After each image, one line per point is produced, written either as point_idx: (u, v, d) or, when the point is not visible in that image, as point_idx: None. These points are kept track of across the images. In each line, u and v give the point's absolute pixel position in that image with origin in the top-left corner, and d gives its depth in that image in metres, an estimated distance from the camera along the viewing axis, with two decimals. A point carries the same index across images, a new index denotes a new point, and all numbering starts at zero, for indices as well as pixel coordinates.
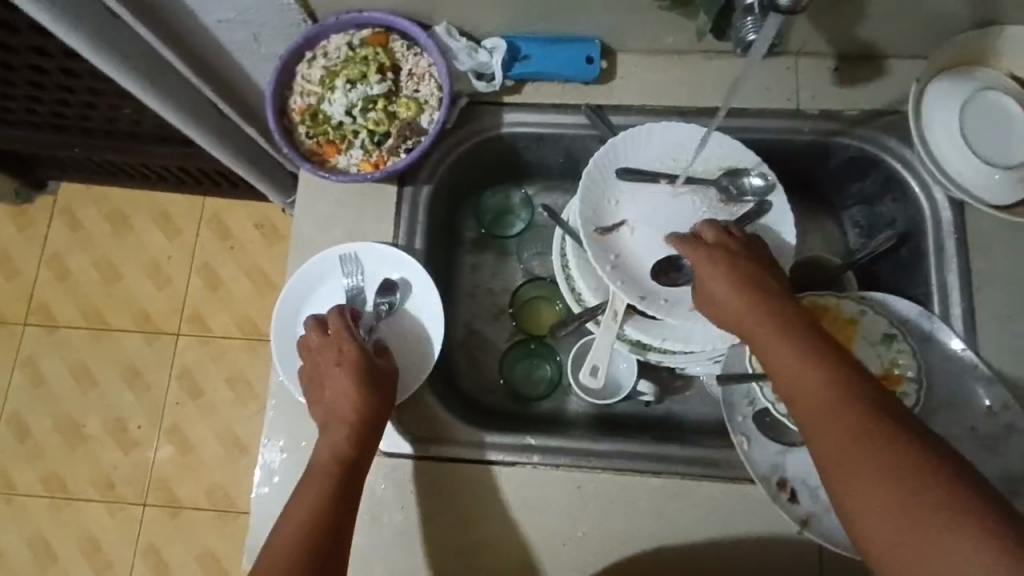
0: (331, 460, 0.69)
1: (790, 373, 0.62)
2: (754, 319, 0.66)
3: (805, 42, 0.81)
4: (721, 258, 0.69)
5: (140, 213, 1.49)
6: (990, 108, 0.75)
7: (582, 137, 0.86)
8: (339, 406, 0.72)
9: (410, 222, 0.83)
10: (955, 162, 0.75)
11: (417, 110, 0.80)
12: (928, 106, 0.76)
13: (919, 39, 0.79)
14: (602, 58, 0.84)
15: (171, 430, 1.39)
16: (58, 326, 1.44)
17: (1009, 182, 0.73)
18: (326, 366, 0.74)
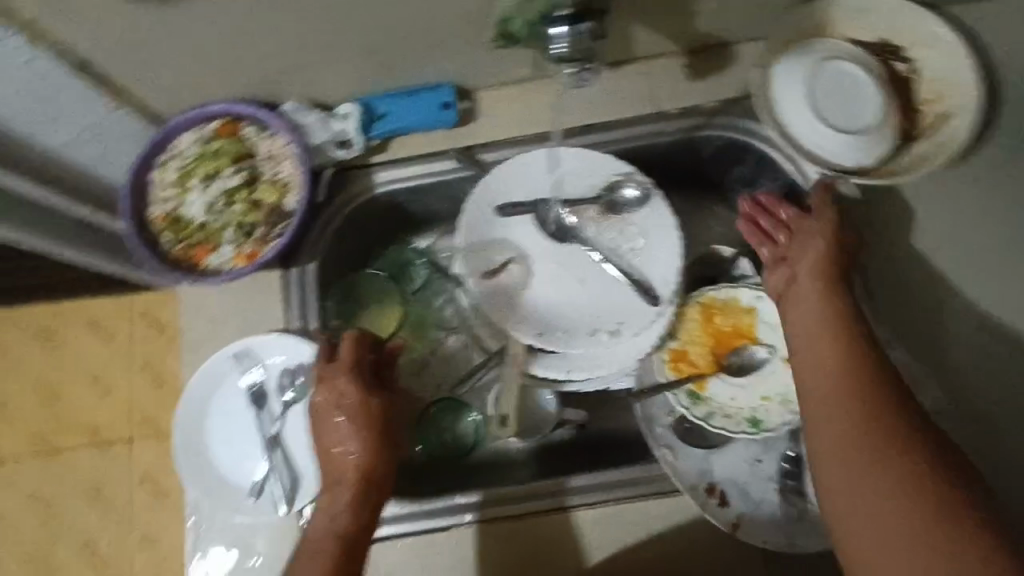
0: (330, 531, 0.66)
1: (816, 368, 0.64)
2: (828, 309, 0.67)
3: (650, 45, 0.81)
4: (823, 225, 0.73)
5: (68, 323, 1.40)
6: (834, 77, 0.77)
7: (459, 181, 0.85)
8: (341, 471, 0.69)
9: (300, 304, 0.81)
10: (813, 139, 0.78)
11: (281, 193, 0.78)
12: (776, 89, 0.78)
13: (756, 23, 0.79)
14: (459, 99, 0.84)
15: (144, 541, 1.30)
16: (6, 460, 1.36)
17: (860, 149, 0.77)
18: (329, 416, 0.71)
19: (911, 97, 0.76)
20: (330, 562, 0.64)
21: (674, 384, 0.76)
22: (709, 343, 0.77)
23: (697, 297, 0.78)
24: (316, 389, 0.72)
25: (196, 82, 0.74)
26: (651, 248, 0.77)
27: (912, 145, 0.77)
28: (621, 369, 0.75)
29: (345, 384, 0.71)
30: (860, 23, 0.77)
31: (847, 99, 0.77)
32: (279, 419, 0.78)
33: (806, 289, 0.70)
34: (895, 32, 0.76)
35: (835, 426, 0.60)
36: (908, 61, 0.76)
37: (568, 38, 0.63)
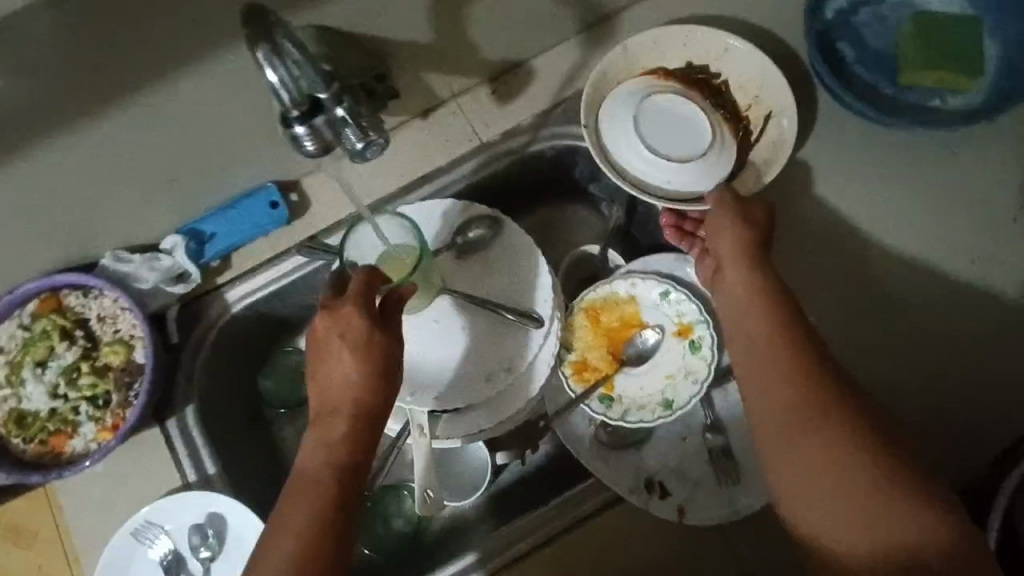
0: (323, 467, 0.61)
1: (747, 336, 0.64)
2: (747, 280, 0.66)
3: (451, 85, 0.83)
4: (727, 214, 0.69)
5: None
6: (659, 110, 0.77)
7: (317, 271, 0.82)
8: (339, 409, 0.63)
9: (189, 453, 0.76)
10: (660, 176, 0.76)
11: (126, 351, 0.73)
12: (610, 137, 0.78)
13: (538, 35, 0.83)
14: (287, 194, 0.81)
15: None
16: None
17: (713, 169, 0.76)
18: (331, 344, 0.62)
19: (732, 106, 0.81)
20: (319, 514, 0.59)
21: (585, 395, 0.76)
22: (606, 343, 0.78)
23: (578, 304, 0.79)
24: (321, 321, 0.63)
25: None
26: (516, 275, 0.78)
27: (752, 151, 0.80)
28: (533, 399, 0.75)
29: (353, 322, 0.62)
30: (657, 53, 0.82)
31: (680, 121, 0.77)
32: None
33: (730, 255, 0.68)
34: (692, 53, 0.81)
35: (769, 392, 0.60)
36: (716, 77, 0.82)
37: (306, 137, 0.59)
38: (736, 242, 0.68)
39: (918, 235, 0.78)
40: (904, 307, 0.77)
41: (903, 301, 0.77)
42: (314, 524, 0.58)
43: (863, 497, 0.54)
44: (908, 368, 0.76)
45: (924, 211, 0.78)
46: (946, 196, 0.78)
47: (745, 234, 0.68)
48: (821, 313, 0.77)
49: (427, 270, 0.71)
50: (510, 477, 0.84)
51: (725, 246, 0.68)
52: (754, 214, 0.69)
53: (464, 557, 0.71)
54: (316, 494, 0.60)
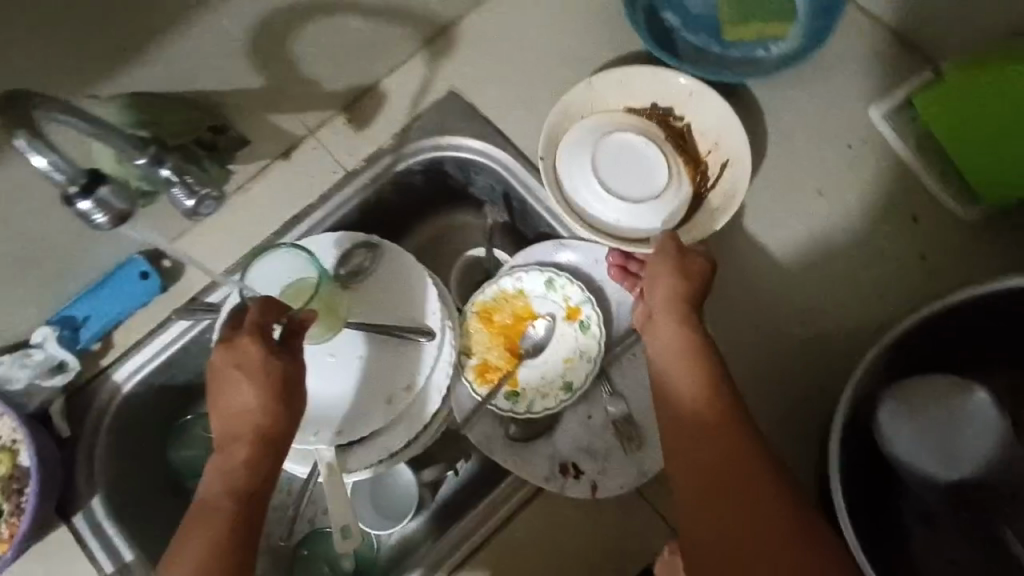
0: (225, 492, 0.61)
1: (678, 378, 0.65)
2: (681, 330, 0.67)
3: (304, 123, 0.84)
4: (660, 265, 0.70)
5: None
6: (617, 147, 0.78)
7: (206, 332, 0.81)
8: (239, 436, 0.62)
9: (104, 543, 0.73)
10: (609, 213, 0.77)
11: (8, 457, 0.70)
12: (564, 168, 0.78)
13: (379, 60, 0.85)
14: (158, 261, 0.80)
15: None
16: None
17: (665, 214, 0.77)
18: (229, 374, 0.62)
19: (691, 149, 0.82)
20: (214, 546, 0.58)
21: (489, 396, 0.77)
22: (502, 341, 0.80)
23: (470, 308, 0.80)
24: (219, 353, 0.62)
25: None
26: (401, 295, 0.79)
27: (706, 199, 0.80)
28: (433, 418, 0.76)
29: (249, 349, 0.62)
30: (621, 94, 0.82)
31: (635, 158, 0.78)
32: None
33: (666, 305, 0.68)
34: (657, 94, 0.82)
35: (693, 434, 0.63)
36: (678, 119, 0.82)
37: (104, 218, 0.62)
38: (671, 296, 0.68)
39: (776, 173, 0.81)
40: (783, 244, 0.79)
41: (780, 237, 0.79)
42: (209, 558, 0.57)
43: (750, 531, 0.57)
44: (799, 299, 0.77)
45: (778, 151, 0.82)
46: (793, 135, 0.82)
47: (678, 289, 0.68)
48: None
49: (327, 298, 0.71)
50: (448, 490, 0.84)
51: (657, 300, 0.69)
52: (689, 268, 0.69)
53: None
54: (214, 525, 0.59)
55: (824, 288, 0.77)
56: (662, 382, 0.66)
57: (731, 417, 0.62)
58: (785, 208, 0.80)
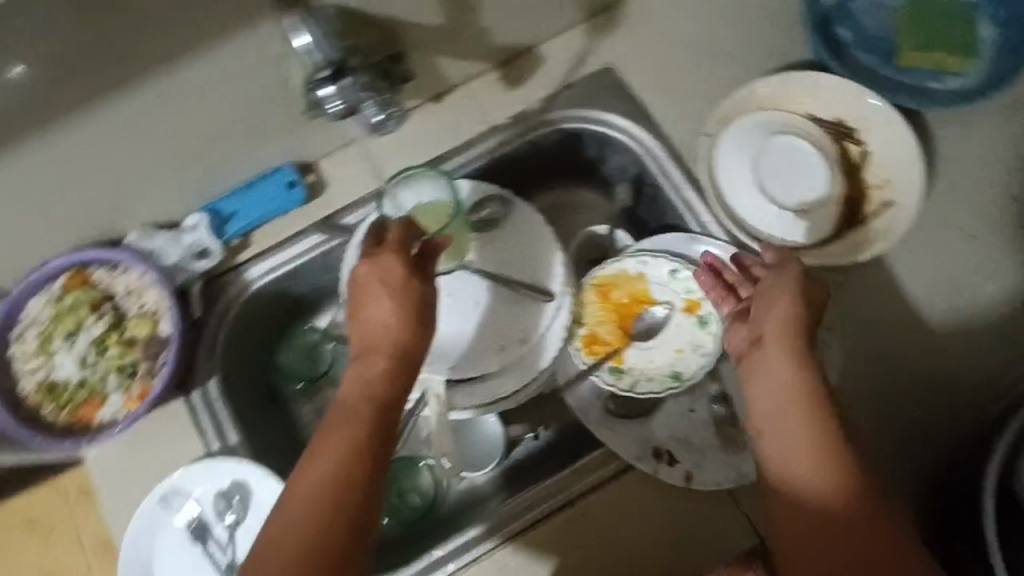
0: (361, 399, 0.64)
1: (797, 445, 0.59)
2: (799, 390, 0.61)
3: (462, 71, 0.85)
4: (776, 291, 0.65)
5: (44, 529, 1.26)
6: (781, 152, 0.79)
7: (330, 252, 0.85)
8: (380, 345, 0.66)
9: (214, 424, 0.78)
10: (752, 211, 0.79)
11: (151, 324, 0.76)
12: (722, 156, 0.79)
13: (548, 23, 0.85)
14: (303, 175, 0.84)
15: None
16: None
17: (807, 229, 0.77)
18: (371, 285, 0.67)
19: (861, 177, 0.77)
20: (354, 443, 0.61)
21: (595, 366, 0.78)
22: (615, 317, 0.81)
23: (590, 279, 0.81)
24: (369, 267, 0.67)
25: (21, 244, 0.72)
26: (527, 253, 0.80)
27: (854, 229, 0.76)
28: (537, 377, 0.78)
29: (397, 262, 0.67)
30: (811, 100, 0.79)
31: (794, 167, 0.78)
32: (228, 547, 0.75)
33: (796, 355, 0.63)
34: (847, 111, 0.78)
35: (816, 506, 0.58)
36: (858, 142, 0.78)
37: (336, 106, 0.68)
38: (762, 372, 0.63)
39: (930, 211, 0.78)
40: (926, 284, 0.76)
41: (924, 275, 0.76)
42: (352, 453, 0.61)
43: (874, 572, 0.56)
44: (931, 343, 0.74)
45: (936, 190, 0.79)
46: (956, 176, 0.79)
47: (794, 319, 0.64)
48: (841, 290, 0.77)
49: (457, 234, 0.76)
50: (525, 452, 0.86)
51: (775, 323, 0.64)
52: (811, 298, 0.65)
53: (486, 518, 0.73)
54: (355, 423, 0.62)
55: (958, 337, 0.75)
56: (783, 452, 0.60)
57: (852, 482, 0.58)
58: (930, 246, 0.77)
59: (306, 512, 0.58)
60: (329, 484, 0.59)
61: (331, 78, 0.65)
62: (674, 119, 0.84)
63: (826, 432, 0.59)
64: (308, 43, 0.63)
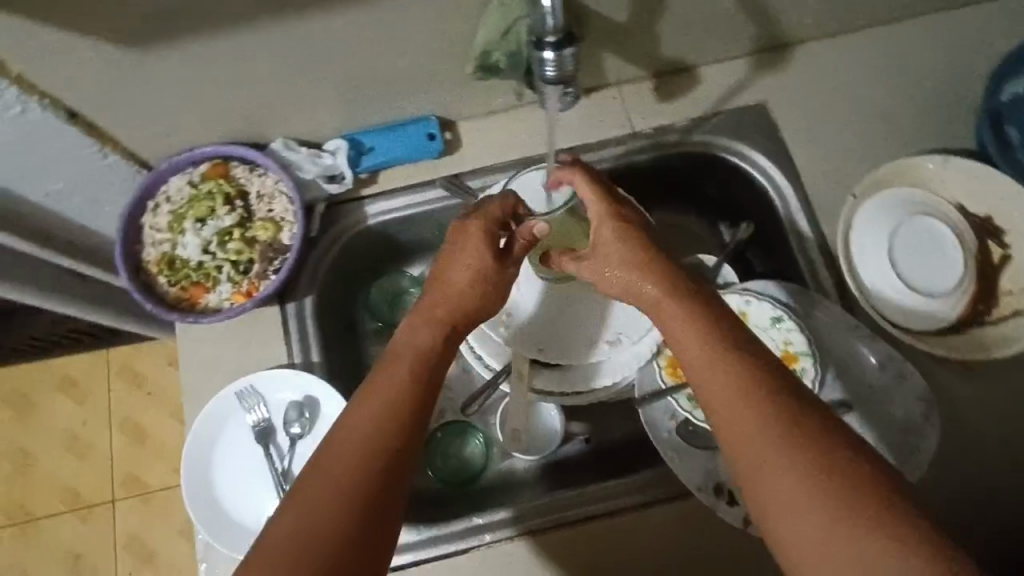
0: (412, 356, 0.59)
1: (739, 422, 0.50)
2: (715, 348, 0.55)
3: (620, 71, 0.86)
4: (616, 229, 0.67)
5: (111, 381, 1.42)
6: (918, 234, 0.77)
7: (446, 209, 0.87)
8: (439, 307, 0.64)
9: (302, 339, 0.81)
10: (876, 284, 0.77)
11: (275, 229, 0.80)
12: (860, 224, 0.78)
13: (717, 47, 0.85)
14: (442, 130, 0.87)
15: (140, 549, 1.33)
16: (90, 503, 1.36)
17: (927, 316, 0.76)
18: (452, 249, 0.68)
19: (994, 280, 0.76)
20: (405, 393, 0.56)
21: (675, 389, 0.77)
22: None
23: None
24: (452, 240, 0.68)
25: (184, 127, 0.76)
26: None
27: (974, 328, 0.75)
28: (598, 390, 0.78)
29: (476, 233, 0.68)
30: (963, 189, 0.78)
31: (931, 252, 0.77)
32: (287, 455, 0.78)
33: (692, 360, 0.55)
34: (998, 210, 0.76)
35: (790, 494, 0.46)
36: (1002, 245, 0.76)
37: (556, 65, 0.53)
38: (682, 332, 0.57)
39: None
40: None
41: None
42: (399, 405, 0.55)
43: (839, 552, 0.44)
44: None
45: None
46: None
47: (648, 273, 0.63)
48: (944, 385, 0.75)
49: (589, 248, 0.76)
50: (571, 451, 0.86)
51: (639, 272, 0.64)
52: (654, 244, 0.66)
53: (533, 502, 0.75)
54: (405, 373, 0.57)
55: None
56: (725, 430, 0.51)
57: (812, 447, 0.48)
58: None
59: (348, 460, 0.51)
60: (376, 432, 0.53)
61: (557, 45, 0.53)
62: (814, 172, 0.84)
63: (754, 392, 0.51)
64: (546, 3, 0.51)
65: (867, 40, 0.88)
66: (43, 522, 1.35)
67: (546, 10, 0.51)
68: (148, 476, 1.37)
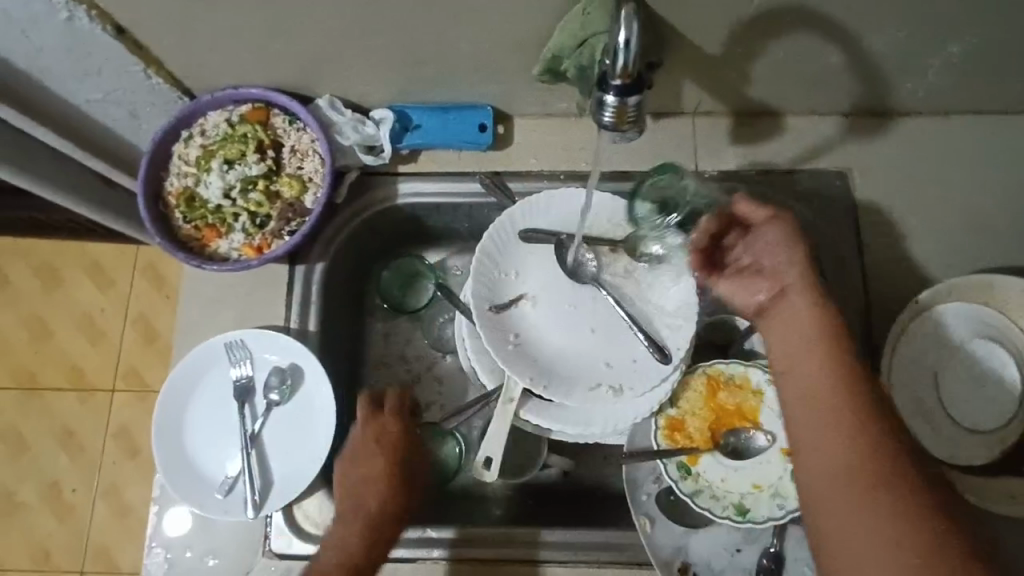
0: (345, 556, 0.66)
1: (840, 494, 0.55)
2: (821, 374, 0.60)
3: (698, 102, 0.78)
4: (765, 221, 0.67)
5: (133, 278, 1.44)
6: (977, 360, 0.70)
7: (481, 205, 0.82)
8: (354, 517, 0.68)
9: (302, 305, 0.78)
10: (911, 402, 0.70)
11: (301, 188, 0.77)
12: (912, 335, 0.71)
13: (811, 99, 0.77)
14: (496, 123, 0.81)
15: (126, 442, 1.37)
16: (89, 388, 1.40)
17: (962, 451, 0.68)
18: (367, 448, 0.71)
19: None
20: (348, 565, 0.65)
21: (666, 454, 0.71)
22: (713, 419, 0.72)
23: (706, 366, 0.73)
24: (357, 449, 0.71)
25: (232, 65, 0.73)
26: (668, 308, 0.73)
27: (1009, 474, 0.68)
28: (598, 432, 0.71)
29: (377, 459, 0.70)
30: None
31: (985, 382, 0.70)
32: (262, 416, 0.76)
33: (793, 383, 0.61)
34: None
35: (868, 545, 0.53)
36: None
37: (616, 111, 0.49)
38: (801, 356, 0.62)
39: None
40: None
41: None
42: None
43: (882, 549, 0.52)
44: None
45: None
46: None
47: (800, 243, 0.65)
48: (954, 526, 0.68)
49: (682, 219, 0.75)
50: (546, 479, 0.82)
51: (786, 261, 0.65)
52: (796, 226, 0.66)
53: (493, 529, 0.72)
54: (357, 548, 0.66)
55: None
56: (806, 438, 0.59)
57: (921, 514, 0.52)
58: None
59: None
60: None
61: (622, 89, 0.48)
62: (879, 260, 0.76)
63: (866, 450, 0.56)
64: (622, 38, 0.46)
65: (981, 127, 0.78)
66: (41, 395, 1.39)
67: (620, 47, 0.46)
68: (148, 377, 1.40)
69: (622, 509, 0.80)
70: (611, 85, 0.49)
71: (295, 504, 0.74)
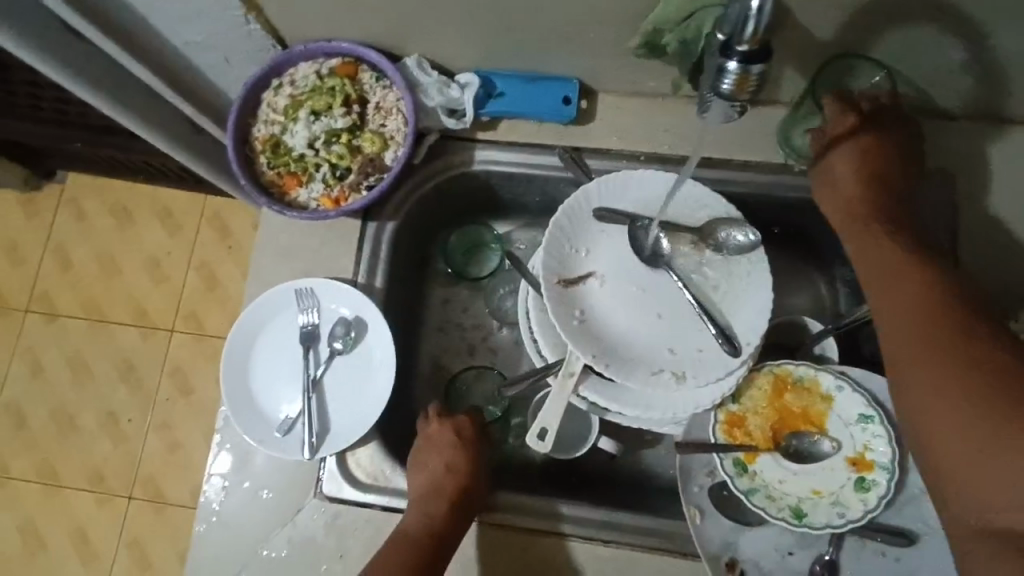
0: (424, 528, 0.68)
1: (916, 380, 0.58)
2: (887, 275, 0.64)
3: (796, 92, 0.75)
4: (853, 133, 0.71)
5: (201, 224, 1.50)
6: None
7: (556, 179, 0.81)
8: (436, 490, 0.71)
9: (371, 261, 0.79)
10: None
11: (382, 145, 0.78)
12: None
13: (920, 98, 0.72)
14: (580, 97, 0.80)
15: (180, 381, 1.43)
16: (151, 325, 1.46)
17: None
18: (441, 441, 0.75)
19: None
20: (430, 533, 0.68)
21: (724, 449, 0.69)
22: (776, 419, 0.70)
23: (775, 365, 0.71)
24: (424, 457, 0.74)
25: (330, 17, 0.74)
26: (740, 300, 0.71)
27: None
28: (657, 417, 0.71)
29: (447, 460, 0.73)
30: None
31: None
32: (323, 365, 0.78)
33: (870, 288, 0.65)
34: None
35: (947, 429, 0.55)
36: None
37: (737, 80, 0.47)
38: (873, 266, 0.66)
39: None
40: None
41: None
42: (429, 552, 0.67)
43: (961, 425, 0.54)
44: None
45: None
46: None
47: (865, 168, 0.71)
48: None
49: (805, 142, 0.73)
50: (592, 461, 0.82)
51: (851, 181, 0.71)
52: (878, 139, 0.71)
53: (540, 501, 0.72)
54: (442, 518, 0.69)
55: None
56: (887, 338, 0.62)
57: (989, 392, 0.53)
58: None
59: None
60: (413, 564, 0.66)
61: (746, 56, 0.47)
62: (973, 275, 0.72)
63: (930, 335, 0.58)
64: (755, 4, 0.44)
65: None
66: (108, 327, 1.47)
67: (752, 13, 0.44)
68: (207, 321, 1.46)
69: (666, 500, 0.79)
70: (734, 53, 0.47)
71: (348, 452, 0.75)
